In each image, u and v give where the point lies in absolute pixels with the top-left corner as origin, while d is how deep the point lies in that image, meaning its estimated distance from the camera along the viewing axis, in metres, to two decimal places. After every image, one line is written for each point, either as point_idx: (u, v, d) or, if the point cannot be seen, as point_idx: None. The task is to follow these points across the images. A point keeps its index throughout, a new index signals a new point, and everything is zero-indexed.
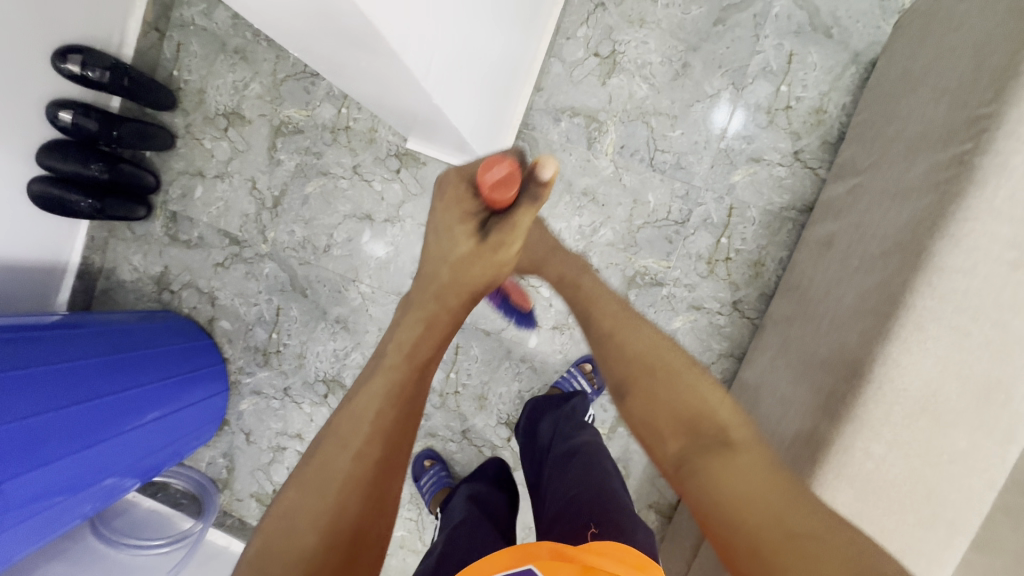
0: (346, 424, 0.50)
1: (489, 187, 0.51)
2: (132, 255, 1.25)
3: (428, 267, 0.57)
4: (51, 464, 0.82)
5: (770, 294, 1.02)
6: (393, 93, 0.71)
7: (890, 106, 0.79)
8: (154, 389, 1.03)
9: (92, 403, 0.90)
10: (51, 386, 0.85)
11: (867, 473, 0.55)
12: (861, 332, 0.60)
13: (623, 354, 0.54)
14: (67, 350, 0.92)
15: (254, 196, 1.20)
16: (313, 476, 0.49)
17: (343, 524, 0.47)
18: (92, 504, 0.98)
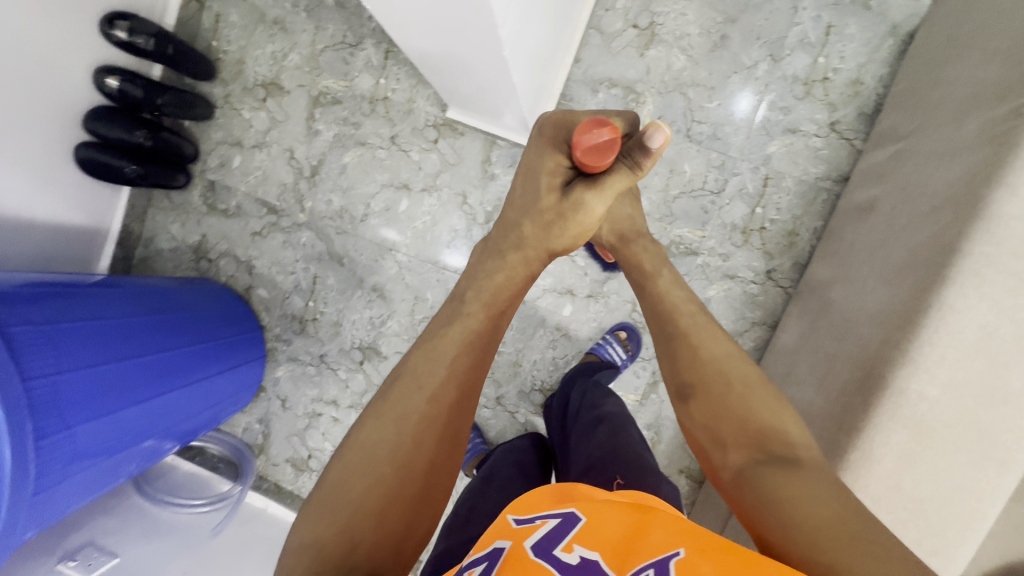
0: (425, 366, 0.51)
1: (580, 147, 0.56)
2: (170, 225, 1.27)
3: (511, 212, 0.64)
4: (98, 420, 0.84)
5: (804, 263, 1.04)
6: (457, 53, 0.73)
7: (934, 72, 0.80)
8: (196, 352, 1.05)
9: (139, 361, 0.92)
10: (102, 341, 0.87)
11: (920, 414, 0.58)
12: (913, 283, 0.62)
13: (697, 361, 0.55)
14: (115, 308, 0.94)
15: (292, 166, 1.21)
16: (393, 408, 0.49)
17: (418, 462, 0.47)
18: (136, 463, 1.00)
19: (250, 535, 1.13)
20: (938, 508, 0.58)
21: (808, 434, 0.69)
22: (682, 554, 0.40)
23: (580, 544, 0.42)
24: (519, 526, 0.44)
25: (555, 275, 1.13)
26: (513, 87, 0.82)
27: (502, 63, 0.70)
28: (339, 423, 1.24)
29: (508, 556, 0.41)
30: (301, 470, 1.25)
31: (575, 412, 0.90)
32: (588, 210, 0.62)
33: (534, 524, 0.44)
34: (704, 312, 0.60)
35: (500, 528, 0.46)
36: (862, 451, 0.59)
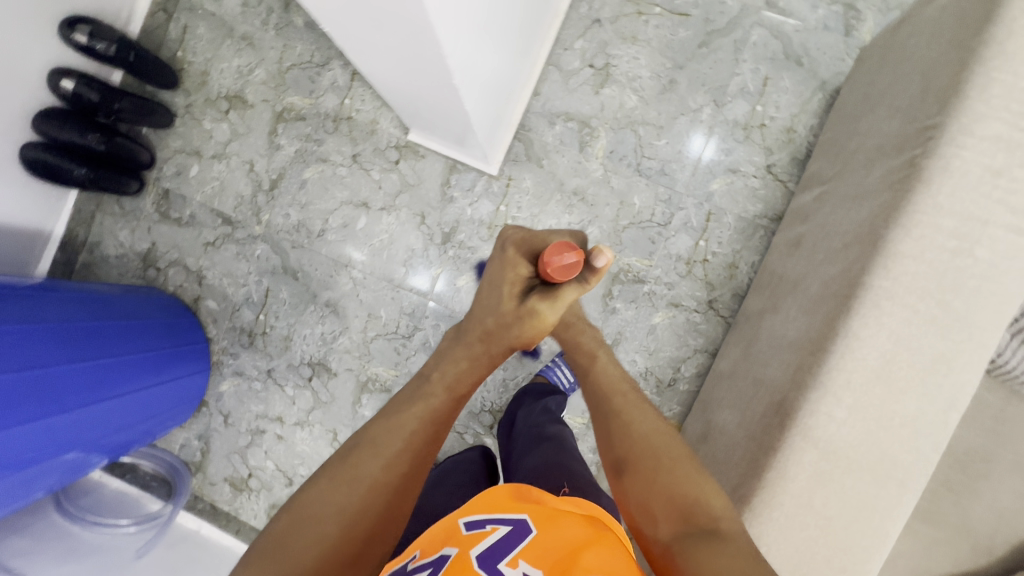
0: (384, 442, 0.52)
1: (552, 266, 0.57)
2: (119, 231, 1.24)
3: (475, 311, 0.61)
4: (18, 429, 0.79)
5: (743, 295, 1.10)
6: (414, 79, 0.76)
7: (852, 125, 0.89)
8: (132, 361, 1.01)
9: (66, 367, 0.88)
10: (28, 344, 0.83)
11: (830, 435, 0.62)
12: (825, 314, 0.67)
13: (631, 437, 0.59)
14: (46, 311, 0.90)
15: (251, 178, 1.21)
16: (345, 472, 0.50)
17: (358, 530, 0.48)
18: (54, 478, 0.94)
19: (179, 556, 1.07)
20: (846, 525, 0.61)
21: (733, 454, 0.73)
22: None
23: (524, 560, 0.46)
24: (467, 538, 0.50)
25: None
26: (468, 110, 0.82)
27: (454, 84, 0.69)
28: (283, 441, 1.21)
29: (451, 567, 0.46)
30: (240, 490, 1.21)
31: (520, 432, 0.90)
32: (543, 318, 0.60)
33: (484, 532, 0.50)
34: (634, 389, 0.65)
35: (451, 536, 0.51)
36: (778, 470, 0.63)
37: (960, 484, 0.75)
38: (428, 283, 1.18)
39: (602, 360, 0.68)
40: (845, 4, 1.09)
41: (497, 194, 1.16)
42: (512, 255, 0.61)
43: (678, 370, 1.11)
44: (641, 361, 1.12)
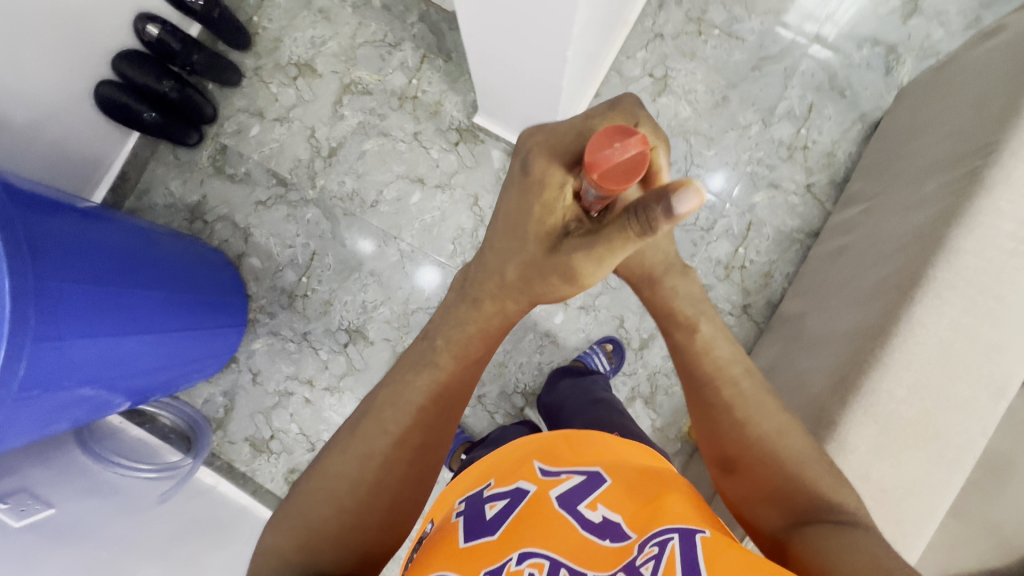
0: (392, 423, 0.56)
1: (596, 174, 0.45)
2: (170, 180, 1.24)
3: (489, 258, 0.59)
4: (66, 350, 0.74)
5: (776, 303, 1.16)
6: (518, 58, 0.80)
7: (897, 148, 0.96)
8: (176, 302, 0.97)
9: (122, 291, 0.83)
10: (90, 259, 0.78)
11: (888, 411, 0.66)
12: (883, 303, 0.72)
13: (744, 439, 0.57)
14: (105, 231, 0.86)
15: (311, 144, 1.24)
16: (358, 447, 0.55)
17: (381, 496, 0.54)
18: (80, 412, 0.88)
19: (199, 508, 1.05)
20: (900, 498, 0.65)
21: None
22: (706, 533, 0.46)
23: (603, 504, 0.50)
24: (547, 479, 0.53)
25: None
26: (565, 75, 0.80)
27: (568, 36, 0.67)
28: (310, 405, 1.21)
29: (528, 507, 0.50)
30: (259, 451, 1.20)
31: (566, 409, 0.95)
32: (576, 273, 0.55)
33: (560, 478, 0.53)
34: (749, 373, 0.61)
35: (528, 472, 0.54)
36: (839, 441, 0.67)
37: (989, 484, 0.80)
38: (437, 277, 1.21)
39: (708, 335, 0.61)
40: (886, 47, 1.19)
41: None
42: (539, 185, 0.53)
43: None
44: None
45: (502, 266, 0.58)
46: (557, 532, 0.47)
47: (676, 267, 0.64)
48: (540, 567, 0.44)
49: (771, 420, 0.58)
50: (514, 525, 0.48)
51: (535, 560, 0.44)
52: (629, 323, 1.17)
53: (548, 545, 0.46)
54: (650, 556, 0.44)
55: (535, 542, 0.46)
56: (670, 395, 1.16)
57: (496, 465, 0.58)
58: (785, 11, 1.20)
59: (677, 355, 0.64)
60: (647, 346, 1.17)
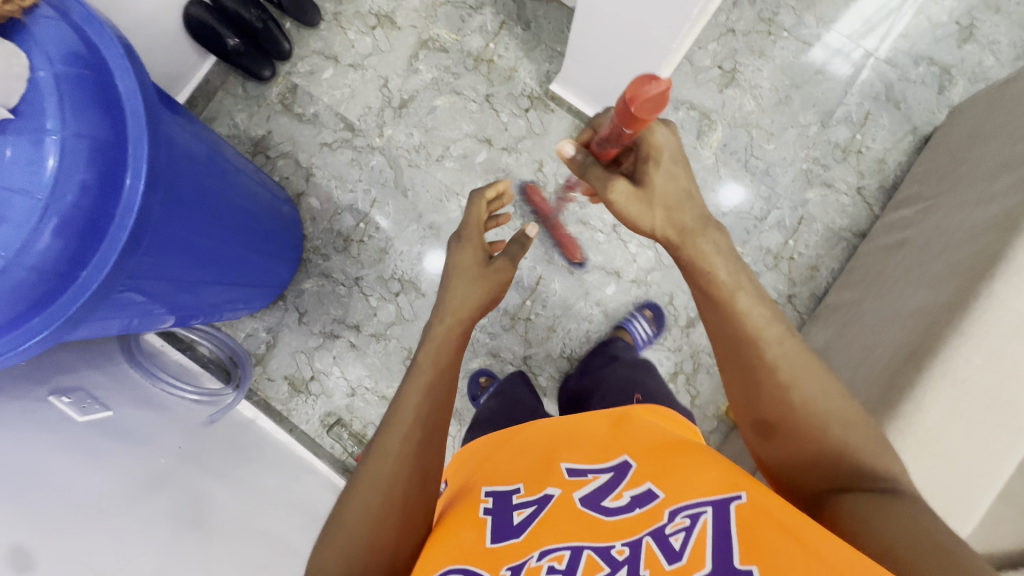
0: (386, 463, 0.49)
1: (636, 101, 0.54)
2: (236, 112, 1.24)
3: (446, 295, 0.67)
4: (162, 244, 0.77)
5: (820, 296, 1.20)
6: (635, 20, 0.84)
7: (960, 154, 1.02)
8: (241, 220, 0.97)
9: (200, 194, 0.84)
10: (183, 156, 0.79)
11: (966, 376, 0.70)
12: (958, 282, 0.77)
13: (785, 402, 0.51)
14: (198, 134, 0.86)
15: (382, 93, 1.25)
16: (372, 458, 0.50)
17: (399, 495, 0.48)
18: (130, 318, 0.80)
19: (243, 438, 1.05)
20: (969, 459, 0.69)
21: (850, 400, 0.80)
22: (742, 499, 0.43)
23: (628, 491, 0.47)
24: (571, 478, 0.49)
25: (606, 255, 1.21)
26: (690, 31, 0.81)
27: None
28: (355, 349, 1.20)
29: (557, 509, 0.47)
30: (298, 391, 1.19)
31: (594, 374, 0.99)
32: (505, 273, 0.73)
33: (586, 478, 0.50)
34: (791, 332, 0.54)
35: (553, 470, 0.51)
36: (916, 402, 0.70)
37: None
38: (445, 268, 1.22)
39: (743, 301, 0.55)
40: (941, 67, 1.26)
41: None
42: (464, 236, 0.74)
43: None
44: None
45: (455, 289, 0.67)
46: (576, 526, 0.45)
47: (693, 227, 0.59)
48: (561, 558, 0.42)
49: (820, 385, 0.51)
50: (540, 524, 0.46)
51: (557, 552, 0.42)
52: (678, 301, 1.20)
53: (569, 537, 0.44)
54: (681, 528, 0.42)
55: (561, 537, 0.44)
56: (711, 374, 1.19)
57: (510, 456, 0.56)
58: (851, 23, 1.27)
59: (714, 315, 0.56)
60: (693, 325, 1.20)
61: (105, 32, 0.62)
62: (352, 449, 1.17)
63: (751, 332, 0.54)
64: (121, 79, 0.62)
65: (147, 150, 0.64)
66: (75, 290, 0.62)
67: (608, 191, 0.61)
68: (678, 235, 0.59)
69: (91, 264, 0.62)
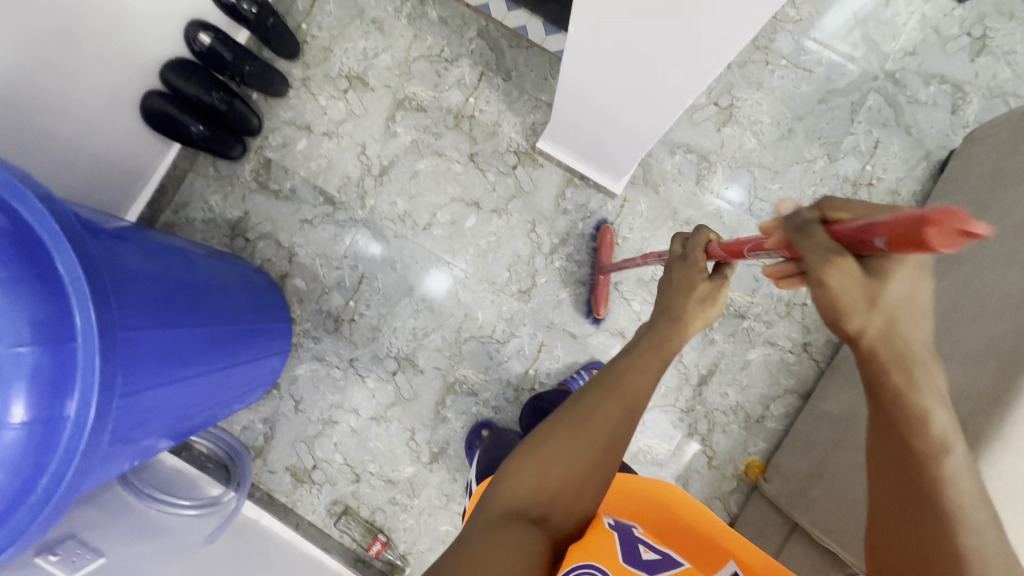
0: (597, 425, 0.52)
1: (938, 224, 0.34)
2: (210, 194, 1.18)
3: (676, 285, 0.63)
4: (139, 394, 0.73)
5: (836, 341, 1.14)
6: (625, 94, 0.81)
7: (986, 197, 0.95)
8: (223, 336, 0.91)
9: (176, 332, 0.79)
10: (143, 302, 0.73)
11: (1008, 485, 0.67)
12: (994, 370, 0.73)
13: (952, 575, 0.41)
14: (155, 265, 0.80)
15: (361, 161, 1.19)
16: (590, 403, 0.53)
17: (599, 445, 0.51)
18: (125, 460, 0.80)
19: (246, 546, 1.02)
20: None
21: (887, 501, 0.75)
22: None
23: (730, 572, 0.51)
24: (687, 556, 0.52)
25: (610, 316, 1.16)
26: (702, 85, 0.68)
27: (707, 80, 0.65)
28: (355, 435, 1.16)
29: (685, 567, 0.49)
30: (301, 481, 1.15)
31: None
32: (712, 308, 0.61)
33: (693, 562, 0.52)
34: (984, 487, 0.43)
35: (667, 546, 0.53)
36: None
37: None
38: (448, 284, 1.17)
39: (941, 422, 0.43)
40: (953, 85, 1.17)
41: (611, 213, 1.17)
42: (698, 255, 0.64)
43: (767, 408, 1.14)
44: (733, 395, 1.14)
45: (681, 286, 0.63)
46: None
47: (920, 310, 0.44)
48: None
49: (1005, 558, 0.42)
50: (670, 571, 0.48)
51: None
52: (688, 359, 1.15)
53: None
54: None
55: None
56: (727, 433, 1.14)
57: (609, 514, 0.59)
58: (853, 44, 1.18)
59: (888, 439, 0.45)
60: (705, 383, 1.15)
61: (37, 207, 0.56)
62: (361, 538, 1.14)
63: (945, 472, 0.43)
64: (60, 259, 0.57)
65: (99, 338, 0.58)
66: (35, 504, 0.57)
67: (815, 261, 0.44)
68: (891, 360, 0.44)
69: (49, 472, 0.57)
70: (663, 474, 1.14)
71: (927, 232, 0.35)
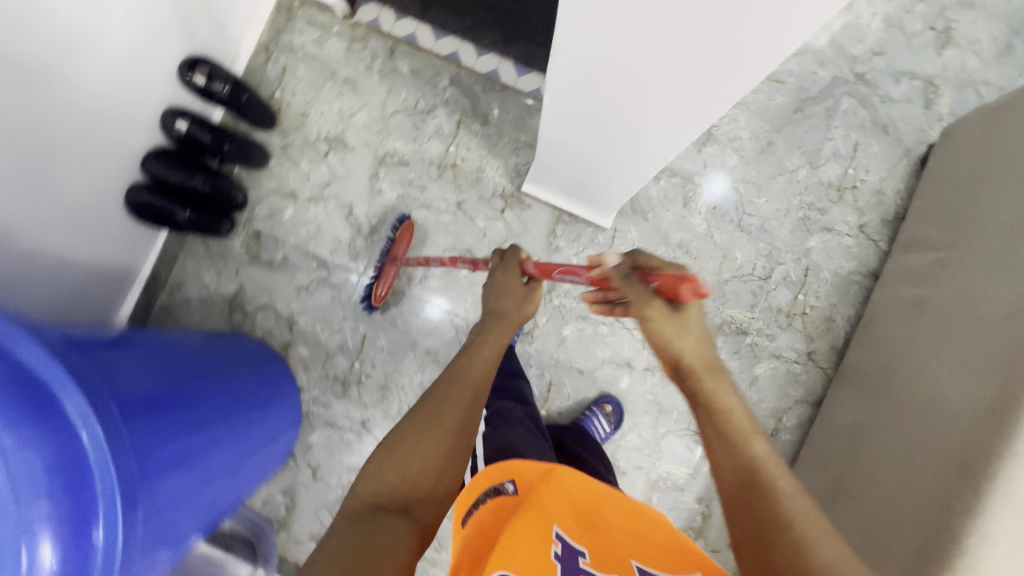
0: (444, 422, 0.57)
1: (688, 283, 0.50)
2: (203, 273, 1.18)
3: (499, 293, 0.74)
4: (162, 508, 0.73)
5: (840, 346, 1.15)
6: (606, 150, 0.80)
7: (967, 196, 0.96)
8: (240, 425, 0.92)
9: (196, 435, 0.80)
10: (160, 415, 0.74)
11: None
12: (998, 384, 0.74)
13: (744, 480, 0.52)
14: (164, 371, 0.81)
15: (350, 222, 1.19)
16: (441, 396, 0.60)
17: (452, 429, 0.57)
18: (164, 566, 0.81)
19: None
20: None
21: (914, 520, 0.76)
22: None
23: None
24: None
25: (614, 347, 1.16)
26: (684, 144, 0.67)
27: (691, 138, 0.64)
28: None
29: None
30: None
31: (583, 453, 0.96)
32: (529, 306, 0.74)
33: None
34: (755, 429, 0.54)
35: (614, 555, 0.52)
36: (978, 535, 0.67)
37: None
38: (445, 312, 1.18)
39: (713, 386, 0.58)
40: (924, 80, 1.19)
41: (603, 245, 1.18)
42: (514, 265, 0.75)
43: (780, 421, 1.15)
44: None
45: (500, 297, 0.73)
46: None
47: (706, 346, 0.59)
48: None
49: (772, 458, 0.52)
50: None
51: None
52: None
53: None
54: None
55: None
56: None
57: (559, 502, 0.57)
58: (821, 50, 1.19)
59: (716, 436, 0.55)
60: None
61: (39, 353, 0.57)
62: None
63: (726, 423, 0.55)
64: (69, 402, 0.58)
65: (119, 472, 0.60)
66: None
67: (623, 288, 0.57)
68: (701, 369, 0.59)
69: None
70: (686, 498, 1.15)
71: (683, 284, 0.50)
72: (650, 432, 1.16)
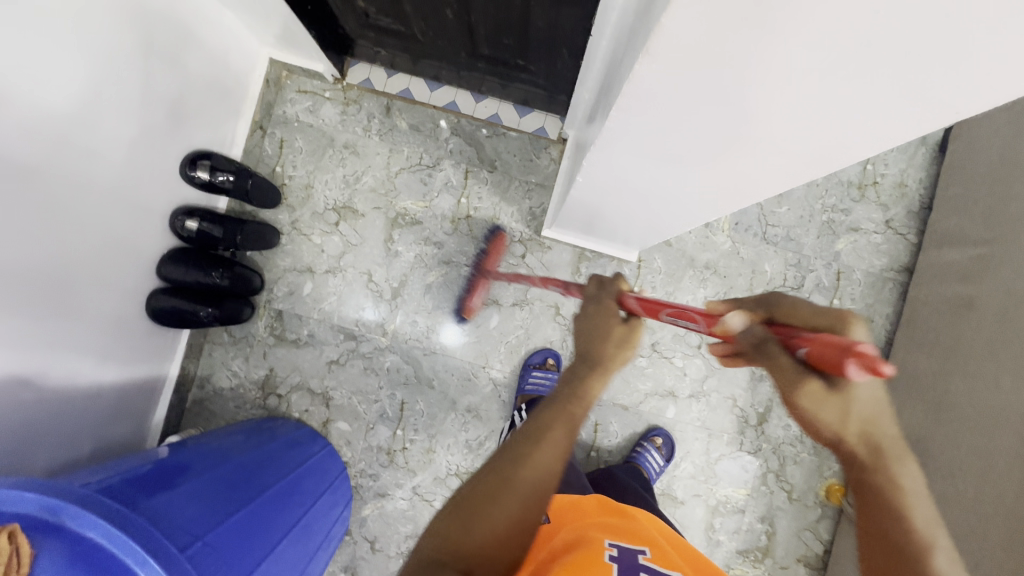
0: (523, 483, 0.45)
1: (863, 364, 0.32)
2: (231, 360, 1.16)
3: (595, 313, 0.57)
4: None
5: (883, 346, 1.13)
6: (641, 211, 0.77)
7: (999, 188, 0.95)
8: (303, 525, 0.90)
9: (269, 554, 0.77)
10: (236, 545, 0.71)
11: None
12: None
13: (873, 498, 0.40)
14: (223, 492, 0.78)
15: (371, 289, 1.17)
16: (529, 438, 0.48)
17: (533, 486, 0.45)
18: None
19: None
20: None
21: (1012, 537, 0.77)
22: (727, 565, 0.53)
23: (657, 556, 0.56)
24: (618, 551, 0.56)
25: (656, 378, 1.15)
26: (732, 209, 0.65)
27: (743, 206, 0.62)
28: None
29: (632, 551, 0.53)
30: None
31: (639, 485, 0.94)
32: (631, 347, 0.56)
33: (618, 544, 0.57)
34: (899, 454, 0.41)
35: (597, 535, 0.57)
36: None
37: None
38: (459, 336, 1.16)
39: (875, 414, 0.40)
40: None
41: (630, 277, 1.16)
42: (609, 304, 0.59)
43: None
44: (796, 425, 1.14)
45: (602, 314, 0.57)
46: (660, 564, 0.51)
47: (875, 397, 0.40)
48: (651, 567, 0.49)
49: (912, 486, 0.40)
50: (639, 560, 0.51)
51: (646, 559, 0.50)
52: (742, 401, 1.15)
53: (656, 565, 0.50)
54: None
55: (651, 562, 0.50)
56: (799, 464, 1.14)
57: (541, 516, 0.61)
58: None
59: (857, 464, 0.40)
60: (765, 420, 1.15)
61: (110, 531, 0.54)
62: None
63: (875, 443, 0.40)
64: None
65: None
66: None
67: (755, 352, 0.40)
68: (873, 458, 0.40)
69: None
70: (749, 520, 1.13)
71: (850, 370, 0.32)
72: (703, 459, 1.14)
